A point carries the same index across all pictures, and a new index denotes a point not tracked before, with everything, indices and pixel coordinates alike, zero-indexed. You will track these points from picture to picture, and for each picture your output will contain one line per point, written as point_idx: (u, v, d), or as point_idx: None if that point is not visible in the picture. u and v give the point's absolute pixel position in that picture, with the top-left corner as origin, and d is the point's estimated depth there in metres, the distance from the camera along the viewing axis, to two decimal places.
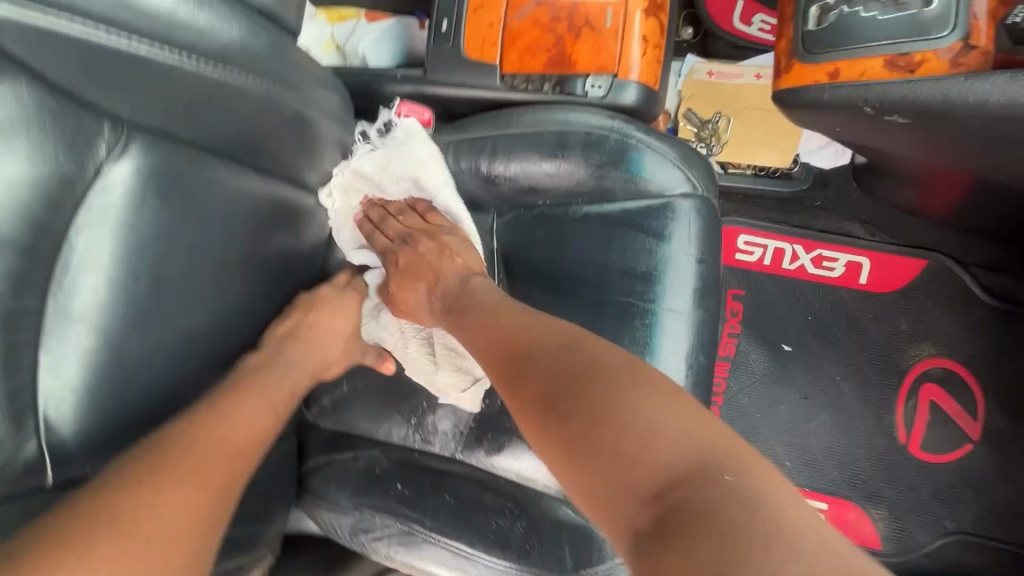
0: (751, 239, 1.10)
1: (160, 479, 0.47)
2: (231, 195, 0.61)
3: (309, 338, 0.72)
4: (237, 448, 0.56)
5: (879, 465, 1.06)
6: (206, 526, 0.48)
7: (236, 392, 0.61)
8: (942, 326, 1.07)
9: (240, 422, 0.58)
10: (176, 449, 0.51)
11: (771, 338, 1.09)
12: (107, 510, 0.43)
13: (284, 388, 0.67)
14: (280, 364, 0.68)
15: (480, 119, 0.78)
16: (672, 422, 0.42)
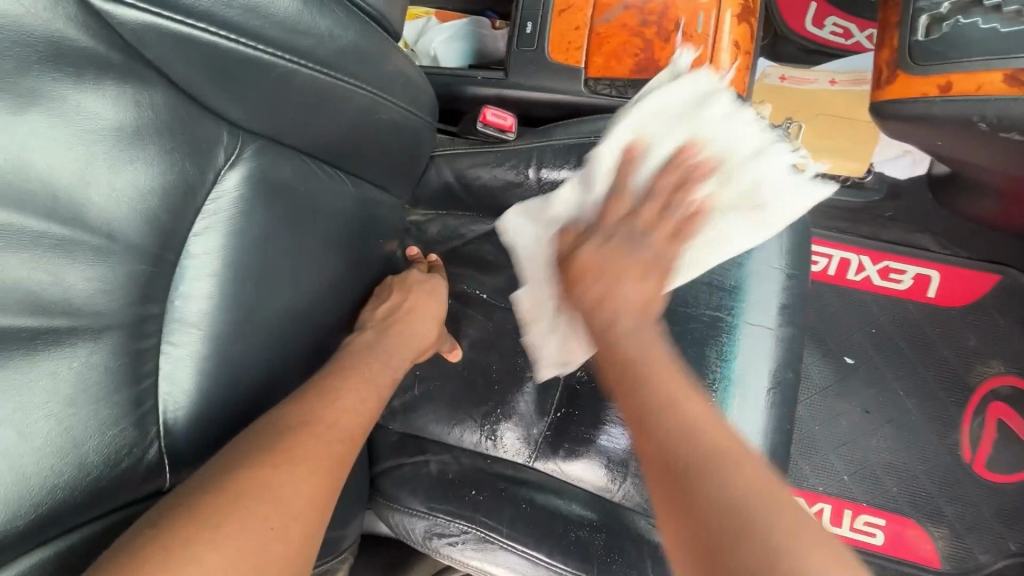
0: (816, 248, 1.08)
1: (275, 459, 0.48)
2: (325, 200, 0.61)
3: (399, 324, 0.72)
4: (343, 434, 0.55)
5: (941, 482, 1.04)
6: (315, 511, 0.47)
7: (343, 378, 0.62)
8: (1012, 343, 1.04)
9: (347, 408, 0.59)
10: (288, 432, 0.51)
11: (833, 350, 1.07)
12: (229, 487, 0.44)
13: (385, 370, 0.67)
14: (377, 349, 0.69)
15: (565, 125, 0.75)
16: (798, 519, 0.40)
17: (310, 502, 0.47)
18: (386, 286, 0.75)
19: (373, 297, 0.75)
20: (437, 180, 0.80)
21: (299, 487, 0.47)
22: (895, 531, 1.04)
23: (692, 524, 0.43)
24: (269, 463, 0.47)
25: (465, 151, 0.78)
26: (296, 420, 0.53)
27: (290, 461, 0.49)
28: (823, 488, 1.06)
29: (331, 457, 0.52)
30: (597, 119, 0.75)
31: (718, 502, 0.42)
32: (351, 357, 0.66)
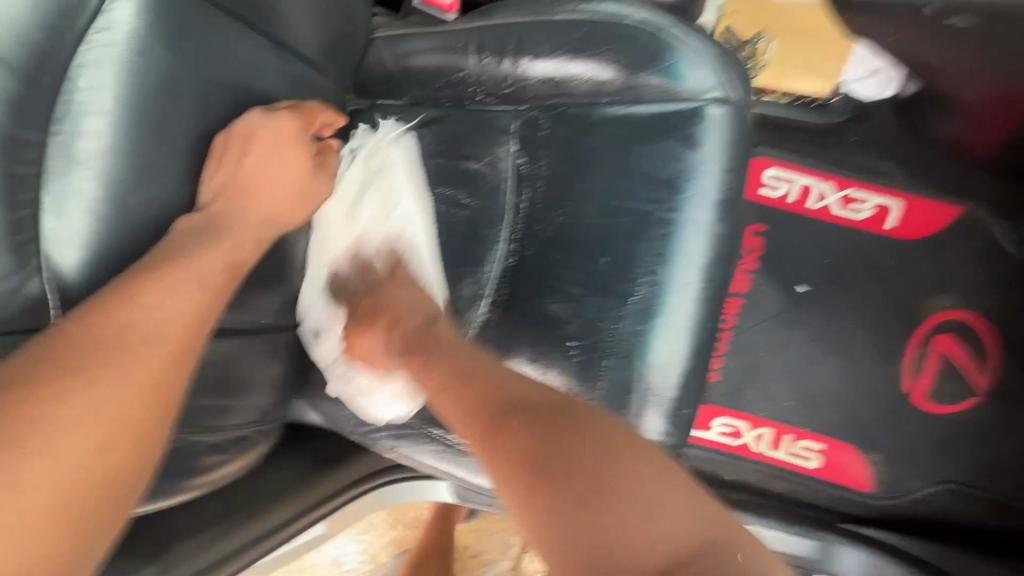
0: (780, 172, 1.05)
1: (83, 368, 0.45)
2: (243, 65, 0.60)
3: (243, 197, 0.59)
4: (192, 321, 0.51)
5: (880, 410, 1.06)
6: (143, 423, 0.47)
7: (183, 257, 0.53)
8: (966, 277, 1.03)
9: (182, 301, 0.51)
10: (111, 322, 0.48)
11: (787, 278, 1.07)
12: (24, 400, 0.42)
13: (242, 237, 0.58)
14: (215, 225, 0.57)
15: (508, 7, 0.73)
16: (688, 491, 0.49)
17: (133, 413, 0.46)
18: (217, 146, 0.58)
19: (208, 164, 0.58)
20: (377, 65, 0.78)
21: (123, 397, 0.46)
22: (831, 457, 1.06)
23: (535, 474, 0.50)
24: (78, 377, 0.45)
25: (404, 34, 0.76)
26: (109, 325, 0.47)
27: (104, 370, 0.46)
28: (765, 413, 1.08)
29: (160, 362, 0.48)
30: (542, 2, 0.71)
31: (554, 450, 0.51)
32: (195, 235, 0.55)
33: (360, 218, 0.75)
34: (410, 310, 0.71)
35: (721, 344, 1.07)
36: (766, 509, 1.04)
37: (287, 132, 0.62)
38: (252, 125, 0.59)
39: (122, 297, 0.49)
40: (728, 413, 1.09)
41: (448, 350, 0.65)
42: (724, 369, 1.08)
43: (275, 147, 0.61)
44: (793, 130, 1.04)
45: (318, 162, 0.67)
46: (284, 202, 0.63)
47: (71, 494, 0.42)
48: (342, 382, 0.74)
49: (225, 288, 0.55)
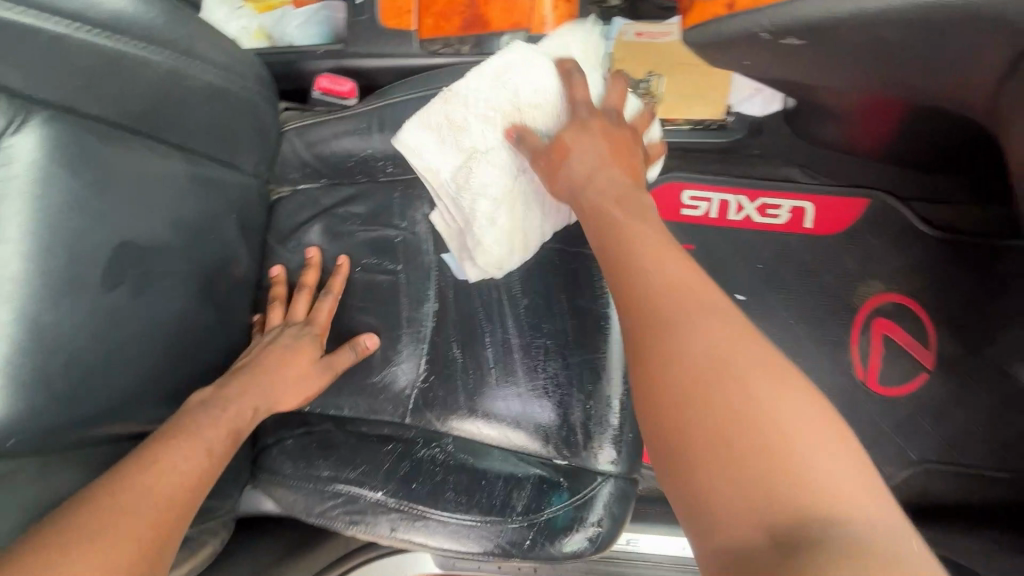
0: (695, 193, 1.12)
1: (103, 512, 0.50)
2: (153, 173, 0.65)
3: (256, 376, 0.72)
4: (197, 472, 0.59)
5: (840, 402, 1.07)
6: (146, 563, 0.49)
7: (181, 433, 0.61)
8: (888, 261, 1.09)
9: (174, 472, 0.56)
10: (129, 474, 0.54)
11: (724, 288, 1.11)
12: (54, 543, 0.46)
13: (245, 406, 0.69)
14: (232, 393, 0.69)
15: (399, 85, 0.79)
16: (835, 451, 0.40)
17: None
18: (247, 354, 0.76)
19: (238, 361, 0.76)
20: (293, 154, 0.83)
21: (112, 563, 0.47)
22: None
23: (659, 304, 0.50)
24: (96, 520, 0.49)
25: (311, 122, 0.81)
26: (131, 477, 0.54)
27: (119, 514, 0.50)
28: None
29: (169, 508, 0.54)
30: (432, 77, 0.77)
31: (682, 346, 0.47)
32: (202, 407, 0.66)
33: (506, 87, 0.73)
34: (602, 170, 0.66)
35: None
36: None
37: (304, 340, 0.77)
38: (274, 339, 0.77)
39: (123, 476, 0.54)
40: None
41: (585, 140, 0.68)
42: None
43: (291, 347, 0.75)
44: (699, 152, 1.14)
45: (330, 356, 0.77)
46: (290, 391, 0.74)
47: None
48: (468, 137, 0.74)
49: (223, 451, 0.63)
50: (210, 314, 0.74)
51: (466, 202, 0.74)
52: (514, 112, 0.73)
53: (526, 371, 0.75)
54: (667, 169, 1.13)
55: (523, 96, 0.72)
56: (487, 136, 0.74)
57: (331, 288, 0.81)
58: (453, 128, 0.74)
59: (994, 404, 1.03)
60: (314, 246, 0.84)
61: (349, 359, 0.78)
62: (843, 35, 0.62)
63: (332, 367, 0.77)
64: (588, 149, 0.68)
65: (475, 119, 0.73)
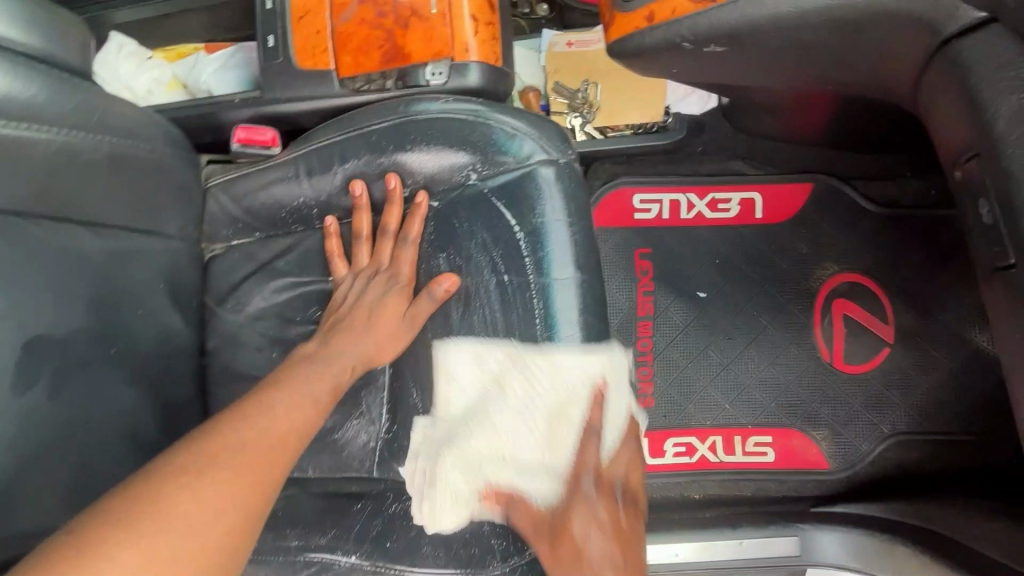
0: (645, 196, 1.11)
1: (216, 459, 0.50)
2: (60, 256, 0.61)
3: (348, 330, 0.73)
4: (298, 428, 0.59)
5: (810, 386, 1.09)
6: (249, 516, 0.48)
7: (282, 394, 0.61)
8: (839, 242, 1.10)
9: (274, 427, 0.56)
10: (239, 424, 0.54)
11: (685, 288, 1.11)
12: (169, 484, 0.46)
13: (346, 363, 0.70)
14: (331, 350, 0.71)
15: (322, 128, 0.75)
16: None
17: (232, 533, 0.46)
18: (337, 306, 0.76)
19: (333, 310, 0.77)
20: (220, 211, 0.79)
21: (220, 509, 0.46)
22: (783, 445, 1.08)
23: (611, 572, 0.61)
24: (210, 464, 0.49)
25: (235, 176, 0.77)
26: (242, 427, 0.54)
27: (229, 462, 0.50)
28: (710, 422, 1.09)
29: (274, 459, 0.53)
30: (357, 115, 0.74)
31: None
32: (307, 366, 0.67)
33: (520, 407, 0.68)
34: (587, 512, 0.64)
35: (647, 367, 1.09)
36: (738, 519, 1.02)
37: (391, 295, 0.74)
38: (365, 292, 0.75)
39: (234, 425, 0.54)
40: (675, 433, 1.09)
41: (586, 516, 0.64)
42: (657, 391, 1.10)
43: (381, 303, 0.74)
44: (644, 157, 1.13)
45: (414, 307, 0.74)
46: (384, 345, 0.74)
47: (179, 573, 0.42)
48: (451, 363, 0.71)
49: (323, 410, 0.64)
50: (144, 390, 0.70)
51: (457, 427, 0.69)
52: (538, 419, 0.67)
53: None
54: (614, 176, 1.12)
55: (516, 445, 0.67)
56: (530, 422, 0.67)
57: (409, 234, 0.75)
58: (449, 408, 0.70)
59: (955, 369, 1.05)
60: (331, 216, 0.77)
61: (433, 307, 0.74)
62: (762, 40, 0.62)
63: (421, 318, 0.74)
64: (597, 508, 0.64)
65: (470, 367, 0.71)
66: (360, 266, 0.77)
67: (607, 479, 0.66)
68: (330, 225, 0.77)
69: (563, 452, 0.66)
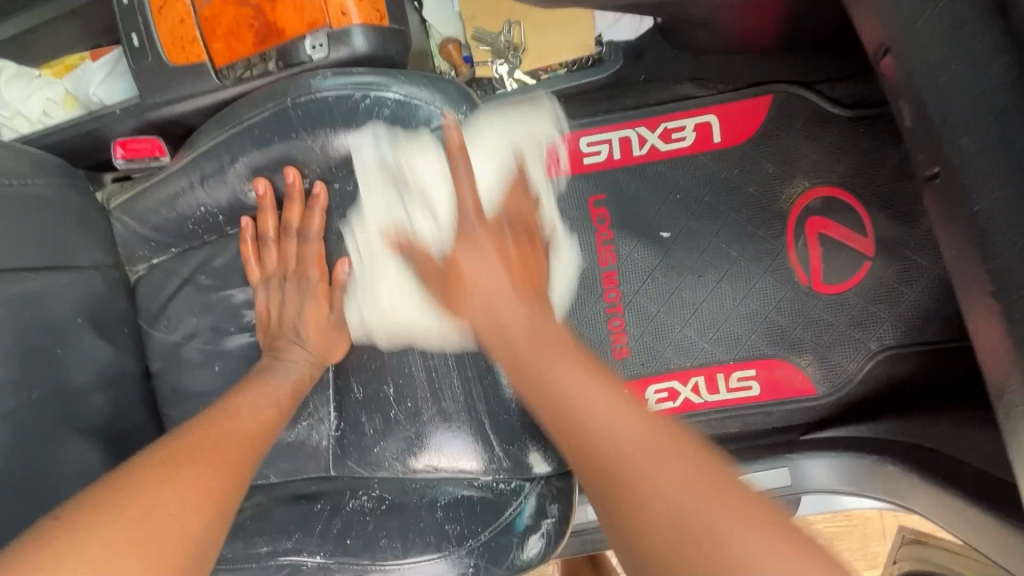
0: (591, 138, 1.03)
1: (192, 448, 0.57)
2: None
3: (283, 335, 0.75)
4: (259, 427, 0.65)
5: (789, 313, 1.04)
6: (225, 493, 0.55)
7: (239, 406, 0.66)
8: (808, 155, 1.02)
9: (237, 429, 0.63)
10: (213, 420, 0.63)
11: (647, 230, 1.05)
12: (153, 465, 0.54)
13: (301, 363, 0.72)
14: (277, 361, 0.73)
15: (207, 127, 0.70)
16: (731, 491, 0.42)
17: (209, 509, 0.52)
18: (264, 320, 0.77)
19: (262, 322, 0.77)
20: (128, 232, 0.76)
21: (192, 485, 0.53)
22: (767, 377, 1.04)
23: (583, 454, 0.49)
24: (187, 452, 0.56)
25: (133, 194, 0.73)
26: (214, 424, 0.62)
27: (204, 451, 0.57)
28: (690, 363, 1.06)
29: (241, 452, 0.60)
30: (236, 108, 0.69)
31: (613, 445, 0.48)
32: (268, 374, 0.71)
33: (404, 193, 0.68)
34: (507, 308, 0.62)
35: (616, 319, 1.06)
36: None
37: (309, 300, 0.75)
38: (283, 301, 0.76)
39: (190, 441, 0.58)
40: (655, 380, 1.07)
41: (483, 260, 0.64)
42: (631, 341, 1.07)
43: (301, 310, 0.74)
44: (583, 95, 1.05)
45: (334, 307, 0.75)
46: (327, 342, 0.75)
47: (156, 530, 0.48)
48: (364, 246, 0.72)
49: (285, 409, 0.70)
50: (90, 428, 0.70)
51: (388, 298, 0.72)
52: (406, 216, 0.68)
53: (431, 395, 0.72)
54: None
55: (410, 219, 0.68)
56: (431, 183, 0.67)
57: (308, 227, 0.73)
58: (376, 256, 0.71)
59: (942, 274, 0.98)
60: (245, 216, 0.74)
61: (349, 297, 0.75)
62: None
63: (343, 318, 0.76)
64: (503, 252, 0.64)
65: (377, 252, 0.71)
66: (269, 273, 0.76)
67: (525, 224, 0.68)
68: (244, 227, 0.74)
69: (426, 163, 0.67)
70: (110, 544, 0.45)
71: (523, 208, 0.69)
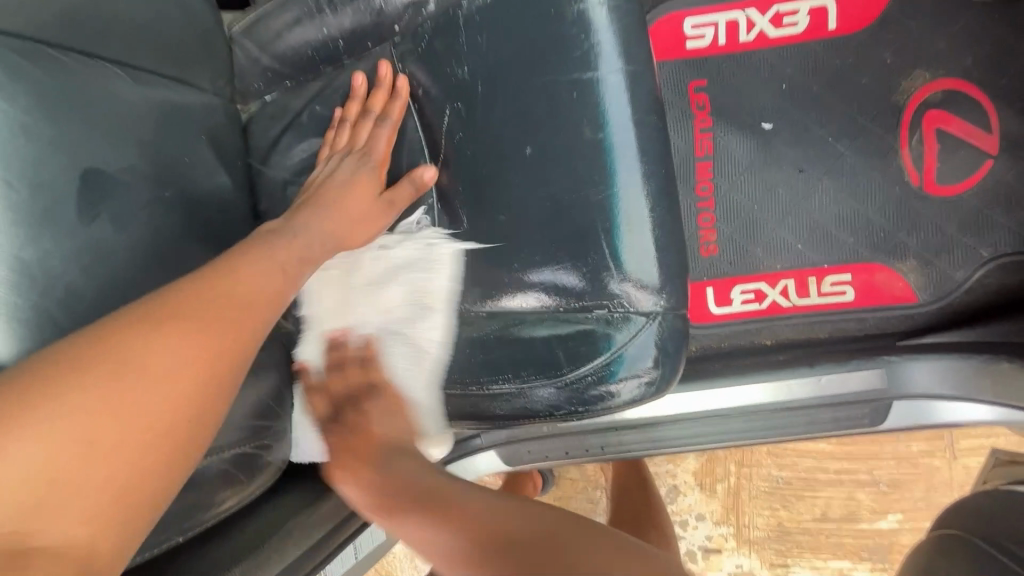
0: (698, 20, 0.99)
1: (186, 311, 0.52)
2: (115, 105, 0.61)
3: (318, 204, 0.70)
4: (261, 296, 0.58)
5: (896, 216, 0.98)
6: (215, 380, 0.51)
7: (242, 269, 0.58)
8: (931, 45, 0.96)
9: (240, 296, 0.56)
10: (215, 277, 0.56)
11: (748, 121, 1.00)
12: (140, 325, 0.49)
13: (313, 237, 0.67)
14: (300, 220, 0.68)
15: None
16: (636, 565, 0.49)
17: (177, 398, 0.48)
18: (310, 187, 0.74)
19: (304, 194, 0.74)
20: (248, 61, 0.76)
21: (169, 362, 0.48)
22: (864, 282, 1.00)
23: None
24: (181, 316, 0.51)
25: (260, 18, 0.74)
26: (217, 281, 0.56)
27: (198, 319, 0.52)
28: (781, 265, 1.02)
29: (237, 328, 0.54)
30: None
31: None
32: (282, 241, 0.64)
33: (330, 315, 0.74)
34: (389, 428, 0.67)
35: (707, 214, 1.02)
36: (814, 357, 0.96)
37: (364, 180, 0.73)
38: (336, 173, 0.74)
39: (192, 296, 0.53)
40: (742, 280, 1.03)
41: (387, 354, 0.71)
42: (721, 239, 1.03)
43: (350, 182, 0.73)
44: None
45: (390, 194, 0.74)
46: (354, 225, 0.72)
47: (113, 413, 0.45)
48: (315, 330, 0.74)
49: (292, 281, 0.63)
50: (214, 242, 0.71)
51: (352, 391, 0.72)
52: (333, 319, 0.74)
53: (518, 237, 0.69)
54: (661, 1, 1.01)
55: (330, 317, 0.74)
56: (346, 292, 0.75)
57: (387, 115, 0.74)
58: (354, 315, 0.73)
59: None
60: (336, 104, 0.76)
61: (413, 196, 0.75)
62: None
63: (397, 207, 0.75)
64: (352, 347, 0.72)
65: (317, 322, 0.75)
66: (338, 150, 0.76)
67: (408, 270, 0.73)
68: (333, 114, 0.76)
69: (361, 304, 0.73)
70: (88, 404, 0.44)
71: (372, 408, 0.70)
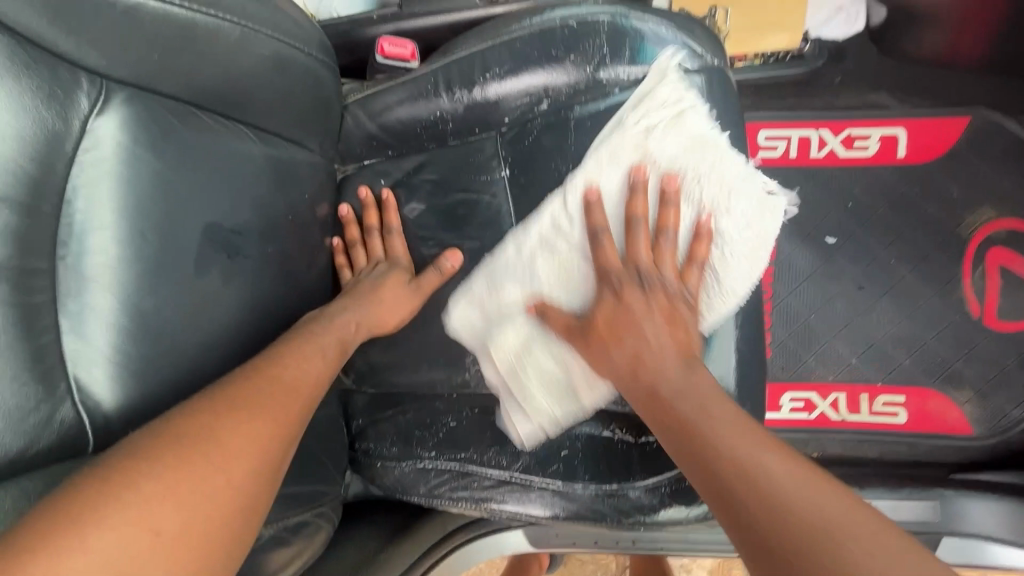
0: (773, 132, 1.04)
1: (246, 400, 0.52)
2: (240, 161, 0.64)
3: (356, 297, 0.74)
4: (312, 380, 0.60)
5: (954, 345, 0.98)
6: (274, 459, 0.50)
7: (290, 356, 0.60)
8: (999, 184, 0.99)
9: (291, 379, 0.58)
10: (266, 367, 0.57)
11: (812, 232, 1.03)
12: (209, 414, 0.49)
13: (352, 319, 0.71)
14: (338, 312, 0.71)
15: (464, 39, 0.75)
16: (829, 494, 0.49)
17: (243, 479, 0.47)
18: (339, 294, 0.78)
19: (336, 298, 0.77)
20: (357, 128, 0.79)
21: (235, 444, 0.48)
22: (916, 407, 0.99)
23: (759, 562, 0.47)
24: (243, 401, 0.52)
25: (376, 92, 0.77)
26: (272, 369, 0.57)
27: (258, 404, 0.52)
28: (833, 377, 1.01)
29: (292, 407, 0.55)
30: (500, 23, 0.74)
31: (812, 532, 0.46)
32: (331, 327, 0.68)
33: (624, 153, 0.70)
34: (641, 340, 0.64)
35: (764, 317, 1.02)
36: (862, 479, 0.92)
37: (392, 278, 0.77)
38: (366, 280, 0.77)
39: (248, 379, 0.55)
40: (793, 387, 1.02)
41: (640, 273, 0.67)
42: (774, 341, 1.03)
43: (381, 279, 0.76)
44: (774, 88, 1.07)
45: (417, 281, 0.77)
46: (386, 314, 0.74)
47: (184, 495, 0.43)
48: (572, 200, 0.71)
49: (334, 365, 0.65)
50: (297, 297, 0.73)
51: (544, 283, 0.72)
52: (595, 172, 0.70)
53: None
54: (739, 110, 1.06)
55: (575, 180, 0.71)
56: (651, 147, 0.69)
57: (389, 225, 0.79)
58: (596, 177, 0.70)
59: None
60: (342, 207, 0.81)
61: (439, 281, 0.77)
62: None
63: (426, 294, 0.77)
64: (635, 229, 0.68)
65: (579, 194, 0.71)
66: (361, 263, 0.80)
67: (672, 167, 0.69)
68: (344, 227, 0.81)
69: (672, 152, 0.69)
70: (158, 490, 0.42)
71: (630, 299, 0.66)
